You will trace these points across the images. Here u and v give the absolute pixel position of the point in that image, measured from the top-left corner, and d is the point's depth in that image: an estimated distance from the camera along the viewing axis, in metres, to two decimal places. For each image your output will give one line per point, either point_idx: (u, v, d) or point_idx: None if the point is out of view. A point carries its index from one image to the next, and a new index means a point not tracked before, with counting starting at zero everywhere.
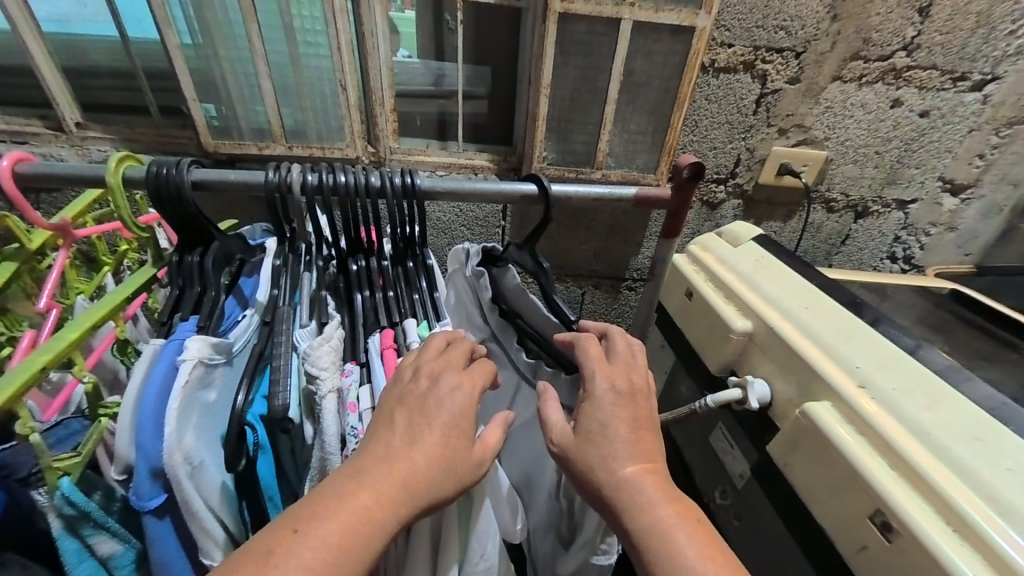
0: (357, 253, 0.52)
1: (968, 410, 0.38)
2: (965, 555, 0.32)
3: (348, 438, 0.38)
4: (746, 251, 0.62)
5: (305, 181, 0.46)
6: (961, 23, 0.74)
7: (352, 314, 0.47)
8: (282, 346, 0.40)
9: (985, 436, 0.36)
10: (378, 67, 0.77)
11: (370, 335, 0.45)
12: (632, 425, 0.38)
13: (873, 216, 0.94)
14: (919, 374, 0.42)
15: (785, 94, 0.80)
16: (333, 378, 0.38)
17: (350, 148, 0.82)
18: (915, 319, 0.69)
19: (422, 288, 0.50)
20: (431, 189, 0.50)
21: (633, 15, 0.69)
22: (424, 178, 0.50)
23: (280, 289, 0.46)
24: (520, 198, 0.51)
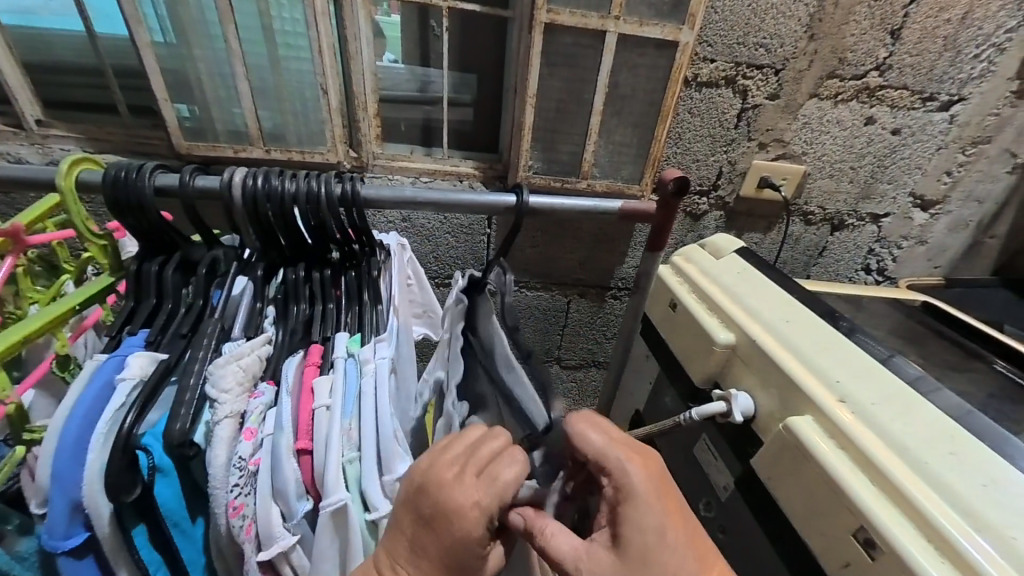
0: (300, 259, 0.47)
1: (943, 424, 0.39)
2: (945, 571, 0.32)
3: (231, 470, 0.35)
4: (728, 263, 0.63)
5: (247, 183, 0.43)
6: (930, 46, 0.78)
7: (284, 327, 0.44)
8: (195, 375, 0.37)
9: (961, 450, 0.37)
10: (361, 72, 0.76)
11: (289, 354, 0.41)
12: (680, 532, 0.33)
13: (848, 229, 0.97)
14: (893, 384, 0.43)
15: (765, 109, 0.82)
16: (232, 402, 0.36)
17: (331, 152, 0.80)
18: (888, 331, 0.70)
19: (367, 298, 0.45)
20: (392, 200, 0.47)
21: (618, 27, 0.70)
22: (381, 189, 0.47)
23: (217, 315, 0.41)
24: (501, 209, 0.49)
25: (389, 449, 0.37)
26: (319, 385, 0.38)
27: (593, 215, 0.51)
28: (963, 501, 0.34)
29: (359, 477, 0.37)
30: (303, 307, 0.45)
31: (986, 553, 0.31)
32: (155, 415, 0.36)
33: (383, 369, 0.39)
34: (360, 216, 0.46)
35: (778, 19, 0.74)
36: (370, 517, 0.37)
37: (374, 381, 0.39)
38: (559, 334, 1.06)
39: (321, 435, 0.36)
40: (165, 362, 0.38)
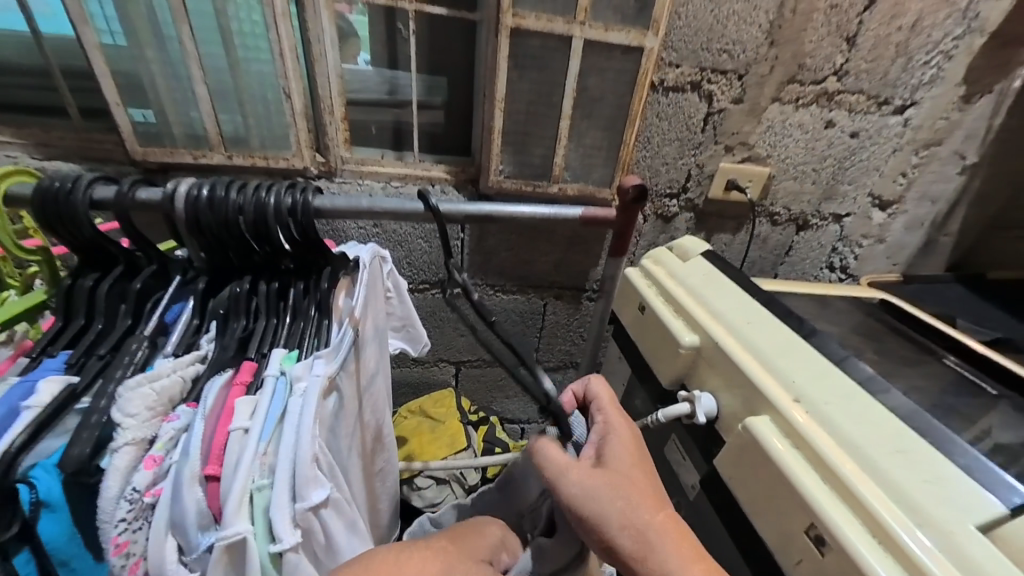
0: (248, 271, 0.46)
1: (891, 423, 0.41)
2: (890, 567, 0.33)
3: (122, 503, 0.32)
4: (694, 266, 0.64)
5: (192, 194, 0.41)
6: (884, 52, 0.81)
7: (220, 343, 0.42)
8: (105, 399, 0.35)
9: (906, 447, 0.38)
10: (327, 74, 0.75)
11: (218, 373, 0.39)
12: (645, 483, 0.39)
13: (813, 229, 1.00)
14: (846, 386, 0.44)
15: (730, 113, 0.84)
16: (139, 427, 0.34)
17: (296, 157, 0.78)
18: (848, 328, 0.72)
19: (311, 315, 0.44)
20: (347, 210, 0.46)
21: (584, 32, 0.70)
22: (334, 198, 0.46)
23: (153, 320, 0.42)
24: (462, 217, 0.49)
25: (304, 476, 0.34)
26: (239, 407, 0.36)
27: (555, 221, 0.51)
28: (907, 497, 0.35)
29: (267, 507, 0.33)
30: (243, 323, 0.43)
31: (926, 549, 0.32)
32: (51, 444, 0.33)
33: (313, 389, 0.38)
34: (313, 227, 0.45)
35: (740, 25, 0.75)
36: (274, 553, 0.32)
37: (302, 402, 0.37)
38: (536, 336, 1.06)
39: (231, 460, 0.34)
40: (72, 387, 0.36)
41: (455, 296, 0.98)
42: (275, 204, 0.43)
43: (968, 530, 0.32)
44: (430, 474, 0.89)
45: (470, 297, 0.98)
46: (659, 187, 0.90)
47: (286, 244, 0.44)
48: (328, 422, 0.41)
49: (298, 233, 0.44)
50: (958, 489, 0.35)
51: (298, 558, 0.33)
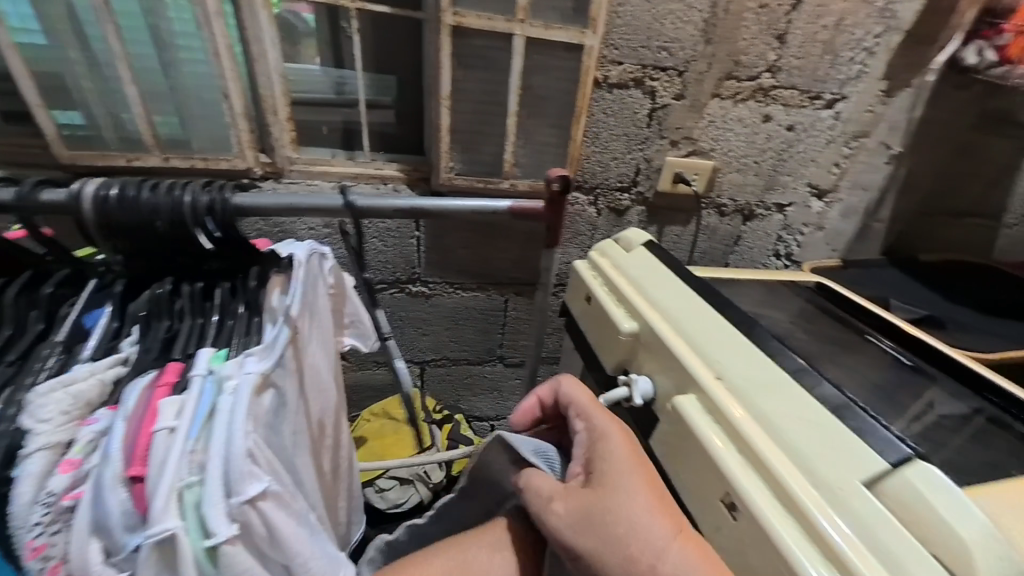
0: (169, 273, 0.46)
1: (800, 395, 0.42)
2: (790, 527, 0.33)
3: (38, 507, 0.31)
4: (637, 256, 0.66)
5: (101, 194, 0.40)
6: (812, 49, 0.85)
7: (145, 345, 0.41)
8: (17, 404, 0.34)
9: (811, 415, 0.39)
10: (268, 74, 0.74)
11: (143, 373, 0.38)
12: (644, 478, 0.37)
13: (758, 219, 1.05)
14: (763, 361, 0.46)
15: (673, 109, 0.87)
16: (57, 431, 0.33)
17: (239, 158, 0.76)
18: (785, 312, 0.76)
19: (239, 313, 0.45)
20: (272, 209, 0.46)
21: (524, 31, 0.72)
22: (256, 196, 0.45)
23: (62, 332, 0.40)
24: (391, 212, 0.49)
25: (238, 470, 0.33)
26: (164, 408, 0.35)
27: (484, 215, 0.52)
28: (806, 461, 0.36)
29: (200, 504, 0.32)
30: (165, 325, 0.42)
31: (823, 512, 0.33)
32: None
33: (245, 385, 0.37)
34: (233, 225, 0.45)
35: (676, 24, 0.78)
36: (209, 547, 0.32)
37: (233, 399, 0.36)
38: (498, 333, 1.07)
39: (156, 460, 0.33)
40: None
41: (414, 296, 0.98)
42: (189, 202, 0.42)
43: (859, 492, 0.33)
44: (394, 475, 0.89)
45: (429, 295, 0.98)
46: (610, 181, 0.93)
47: (210, 243, 0.45)
48: (270, 422, 0.40)
49: (218, 231, 0.44)
50: (858, 449, 0.36)
51: (235, 550, 0.32)
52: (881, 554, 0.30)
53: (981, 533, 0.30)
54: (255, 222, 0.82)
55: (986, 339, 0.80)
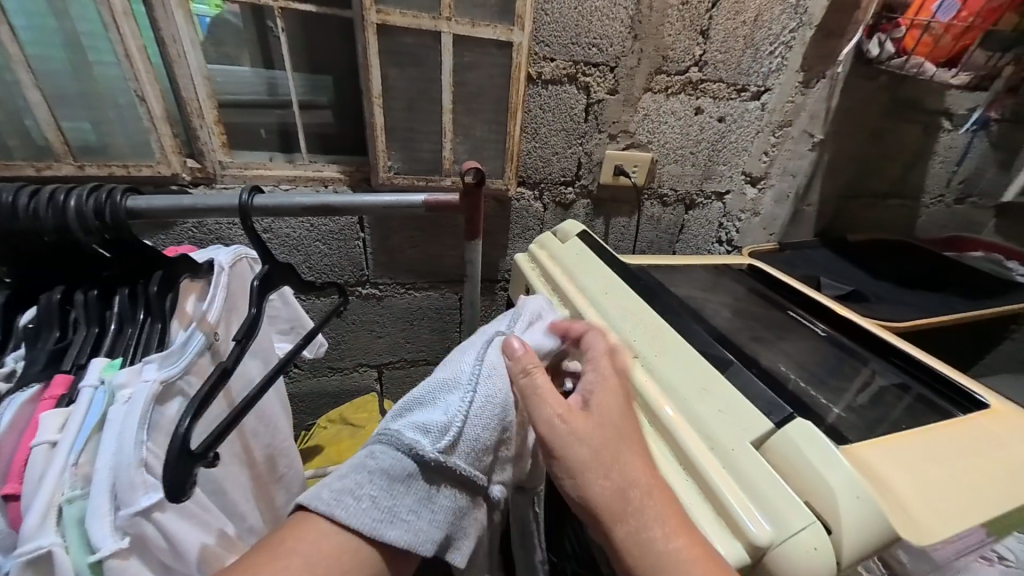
0: (59, 280, 0.43)
1: (703, 366, 0.46)
2: (688, 489, 0.37)
3: None
4: (571, 246, 0.68)
5: None
6: (734, 44, 0.90)
7: (30, 357, 0.39)
8: None
9: (710, 385, 0.43)
10: (190, 76, 0.71)
11: (26, 387, 0.37)
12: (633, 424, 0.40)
13: (699, 207, 1.09)
14: (673, 340, 0.49)
15: (608, 103, 0.90)
16: None
17: (163, 164, 0.73)
18: (719, 294, 0.80)
19: (139, 321, 0.44)
20: (170, 210, 0.45)
21: (452, 28, 0.73)
22: (150, 198, 0.44)
23: None
24: (301, 209, 0.49)
25: (128, 481, 0.34)
26: (45, 421, 0.34)
27: (398, 209, 0.53)
28: (705, 428, 0.40)
29: (84, 518, 0.32)
30: (56, 335, 0.41)
31: (720, 475, 0.36)
32: None
33: (139, 395, 0.38)
34: (127, 229, 0.43)
35: (603, 20, 0.81)
36: (94, 562, 0.32)
37: (125, 410, 0.37)
38: (455, 331, 1.07)
39: (34, 475, 0.32)
40: None
41: (365, 298, 0.97)
42: (71, 208, 0.40)
43: (750, 454, 0.37)
44: None
45: (381, 297, 0.98)
46: (554, 176, 0.95)
47: (104, 249, 0.44)
48: (168, 429, 0.41)
49: (110, 236, 0.42)
50: (748, 414, 0.40)
51: (125, 563, 0.33)
52: (765, 508, 0.34)
53: (848, 481, 0.34)
54: (188, 229, 0.75)
55: (899, 309, 0.87)
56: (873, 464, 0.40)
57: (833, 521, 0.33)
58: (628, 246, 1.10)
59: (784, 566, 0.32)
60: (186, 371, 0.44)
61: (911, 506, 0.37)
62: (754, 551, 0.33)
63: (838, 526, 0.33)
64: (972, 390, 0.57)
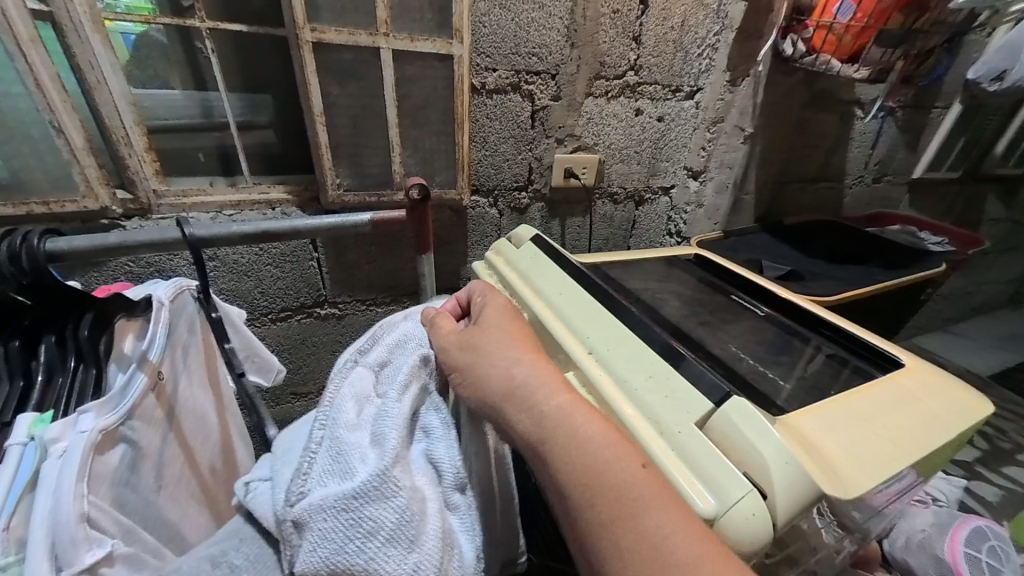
0: None
1: (649, 355, 0.49)
2: None
3: None
4: (525, 251, 0.70)
5: None
6: (665, 48, 0.95)
7: None
8: None
9: (656, 372, 0.46)
10: (113, 102, 0.68)
11: None
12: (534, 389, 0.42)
13: (648, 203, 1.15)
14: (622, 333, 0.52)
15: (552, 109, 0.92)
16: None
17: (89, 197, 0.69)
18: (669, 285, 0.84)
19: (70, 368, 0.41)
20: (95, 252, 0.43)
21: (390, 44, 0.73)
22: (72, 238, 0.42)
23: None
24: (240, 237, 0.48)
25: (71, 538, 0.32)
26: None
27: (345, 229, 0.53)
28: (654, 414, 0.43)
29: None
30: None
31: (667, 457, 0.39)
32: None
33: (76, 447, 0.36)
34: (43, 274, 0.41)
35: (540, 30, 0.84)
36: None
37: (60, 464, 0.35)
38: None
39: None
40: None
41: (324, 319, 0.95)
42: None
43: (695, 435, 0.40)
44: None
45: (341, 316, 0.96)
46: (506, 182, 0.97)
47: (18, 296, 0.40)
48: (107, 478, 0.39)
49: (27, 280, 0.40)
50: (690, 396, 0.43)
51: None
52: (710, 483, 0.37)
53: (777, 450, 0.38)
54: (122, 264, 0.71)
55: (830, 285, 0.95)
56: (805, 429, 0.45)
57: (767, 487, 0.36)
58: (584, 244, 1.14)
59: (728, 533, 0.35)
60: (127, 416, 0.43)
61: (839, 464, 0.42)
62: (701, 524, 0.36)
63: (772, 492, 0.36)
64: (891, 354, 0.63)
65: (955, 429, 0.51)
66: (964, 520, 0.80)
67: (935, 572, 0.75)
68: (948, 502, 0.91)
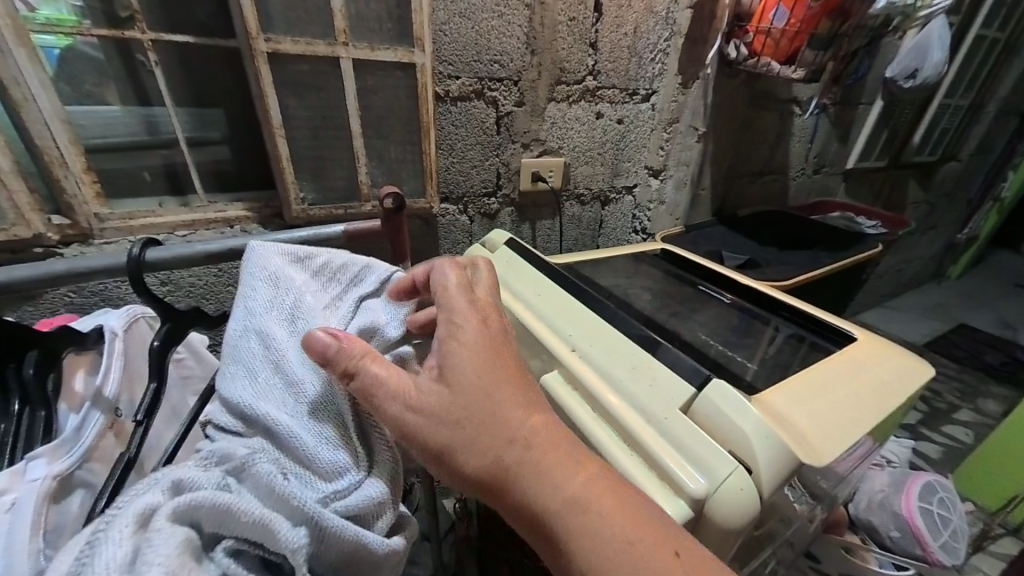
0: None
1: (630, 348, 0.50)
2: (634, 462, 0.41)
3: None
4: (500, 256, 0.70)
5: None
6: (620, 53, 0.99)
7: None
8: None
9: (639, 363, 0.48)
10: (43, 123, 0.62)
11: None
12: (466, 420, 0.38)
13: (613, 202, 1.18)
14: (603, 329, 0.54)
15: (517, 115, 0.94)
16: None
17: (19, 226, 0.63)
18: (638, 281, 0.88)
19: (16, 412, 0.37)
20: (37, 280, 0.40)
21: (350, 53, 0.72)
22: (11, 268, 0.40)
23: None
24: (203, 257, 0.46)
25: None
26: None
27: (317, 243, 0.51)
28: (640, 404, 0.44)
29: None
30: None
31: (656, 443, 0.40)
32: None
33: (27, 497, 0.33)
34: None
35: (500, 38, 0.85)
36: None
37: (9, 521, 0.31)
38: None
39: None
40: None
41: None
42: None
43: (681, 419, 0.42)
44: None
45: None
46: (475, 189, 0.97)
47: None
48: (60, 529, 0.35)
49: None
50: (671, 383, 0.45)
51: None
52: (699, 465, 0.38)
53: (756, 425, 0.40)
54: (62, 295, 0.65)
55: (783, 270, 1.02)
56: (776, 406, 0.48)
57: (752, 462, 0.38)
58: (555, 246, 1.16)
59: (721, 511, 0.36)
60: (84, 460, 0.38)
61: (809, 435, 0.45)
62: (694, 504, 0.37)
63: (757, 465, 0.38)
64: (844, 330, 0.69)
65: (901, 393, 0.56)
66: (915, 478, 0.87)
67: (895, 527, 0.82)
68: (900, 462, 1.00)
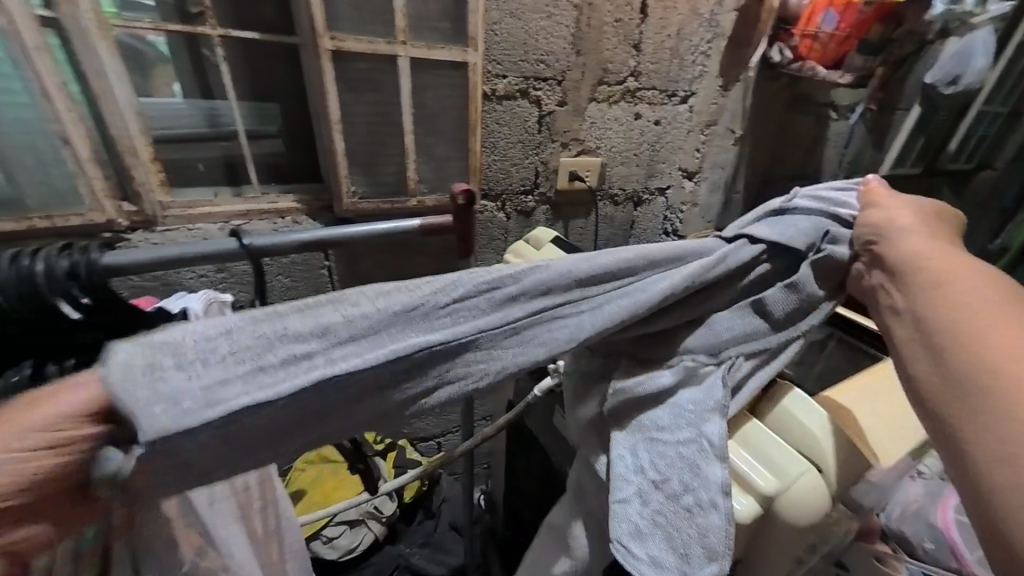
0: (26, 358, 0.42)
1: None
2: None
3: None
4: (548, 253, 0.72)
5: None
6: (662, 55, 0.99)
7: None
8: None
9: None
10: (118, 112, 0.65)
11: None
12: None
13: (646, 204, 1.18)
14: None
15: (559, 114, 0.95)
16: None
17: (94, 211, 0.67)
18: None
19: None
20: (151, 263, 0.43)
21: (406, 52, 0.73)
22: (128, 253, 0.42)
23: None
24: (296, 247, 0.48)
25: None
26: None
27: (395, 237, 0.52)
28: None
29: None
30: None
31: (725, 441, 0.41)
32: None
33: None
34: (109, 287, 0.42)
35: (548, 38, 0.86)
36: None
37: None
38: None
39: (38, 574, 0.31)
40: None
41: None
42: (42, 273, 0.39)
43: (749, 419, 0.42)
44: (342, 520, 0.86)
45: None
46: (514, 187, 0.98)
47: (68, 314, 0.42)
48: None
49: (82, 297, 0.41)
50: None
51: None
52: (769, 464, 0.39)
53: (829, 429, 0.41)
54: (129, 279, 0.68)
55: None
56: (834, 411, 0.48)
57: (824, 464, 0.39)
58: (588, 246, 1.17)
59: (792, 508, 0.37)
60: None
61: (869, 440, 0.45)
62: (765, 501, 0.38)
63: (829, 466, 0.39)
64: None
65: None
66: None
67: None
68: None
